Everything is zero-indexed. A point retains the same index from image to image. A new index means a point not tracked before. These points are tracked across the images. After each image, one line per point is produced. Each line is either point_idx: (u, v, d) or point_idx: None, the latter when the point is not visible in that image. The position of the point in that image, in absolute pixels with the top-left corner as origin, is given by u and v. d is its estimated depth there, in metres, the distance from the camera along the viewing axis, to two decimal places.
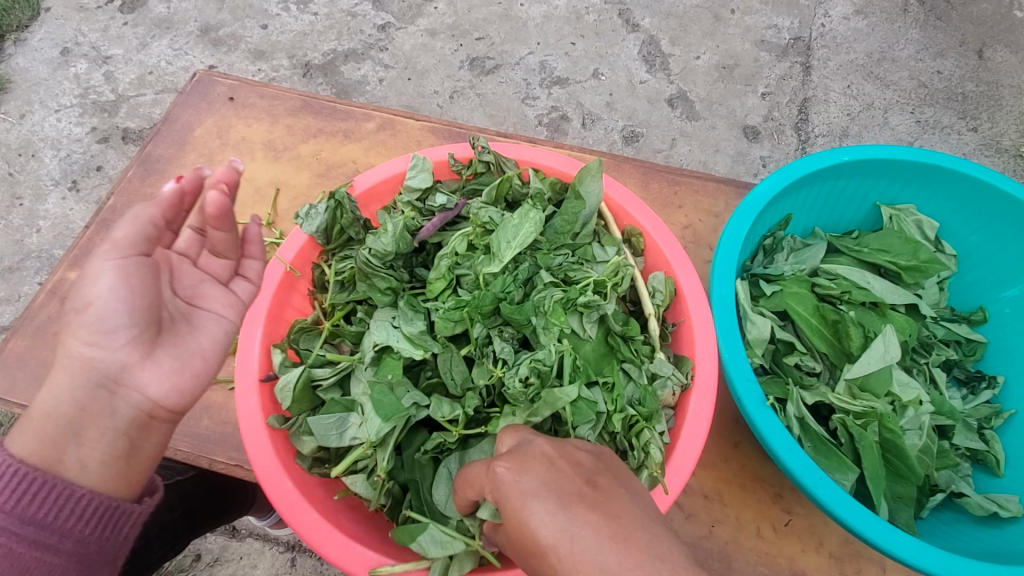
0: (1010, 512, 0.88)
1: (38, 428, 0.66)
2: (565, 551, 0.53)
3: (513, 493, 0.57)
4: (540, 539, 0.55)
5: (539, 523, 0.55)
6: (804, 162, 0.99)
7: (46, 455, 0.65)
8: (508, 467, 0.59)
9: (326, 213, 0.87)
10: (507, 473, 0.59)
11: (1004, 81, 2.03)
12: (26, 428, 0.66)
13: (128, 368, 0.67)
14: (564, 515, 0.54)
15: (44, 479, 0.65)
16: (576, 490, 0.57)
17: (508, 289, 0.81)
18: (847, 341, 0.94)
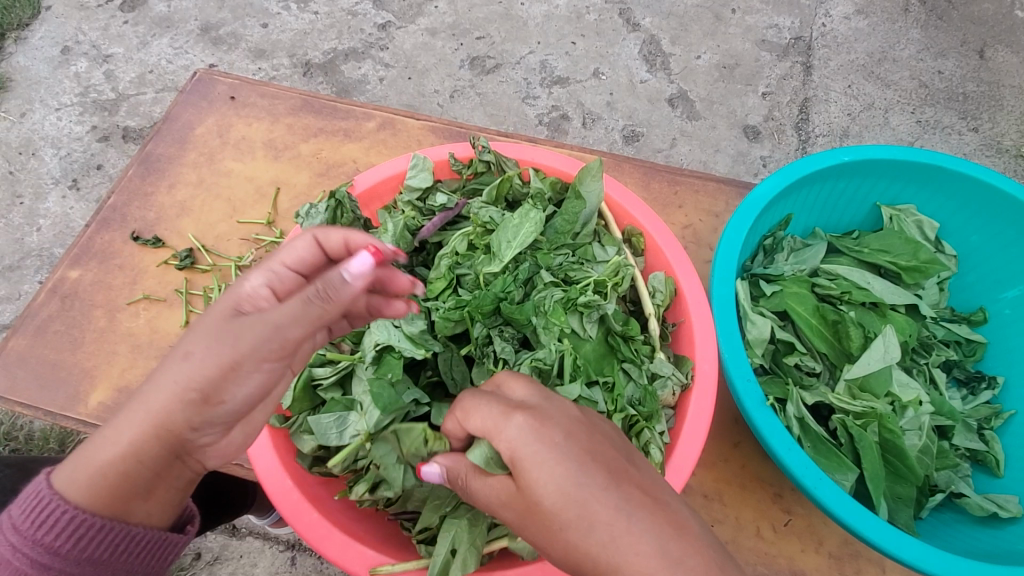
0: (1010, 513, 0.88)
1: (96, 468, 0.60)
2: (621, 529, 0.52)
3: (558, 461, 0.55)
4: (591, 513, 0.53)
5: (592, 496, 0.54)
6: (805, 162, 0.99)
7: (106, 498, 0.60)
8: (548, 429, 0.57)
9: (326, 212, 0.88)
10: (546, 436, 0.57)
11: (1005, 81, 2.02)
12: (81, 471, 0.60)
13: (208, 447, 0.63)
14: (619, 493, 0.54)
15: (101, 524, 0.60)
16: (624, 470, 0.56)
17: (508, 289, 0.81)
18: (847, 341, 0.94)
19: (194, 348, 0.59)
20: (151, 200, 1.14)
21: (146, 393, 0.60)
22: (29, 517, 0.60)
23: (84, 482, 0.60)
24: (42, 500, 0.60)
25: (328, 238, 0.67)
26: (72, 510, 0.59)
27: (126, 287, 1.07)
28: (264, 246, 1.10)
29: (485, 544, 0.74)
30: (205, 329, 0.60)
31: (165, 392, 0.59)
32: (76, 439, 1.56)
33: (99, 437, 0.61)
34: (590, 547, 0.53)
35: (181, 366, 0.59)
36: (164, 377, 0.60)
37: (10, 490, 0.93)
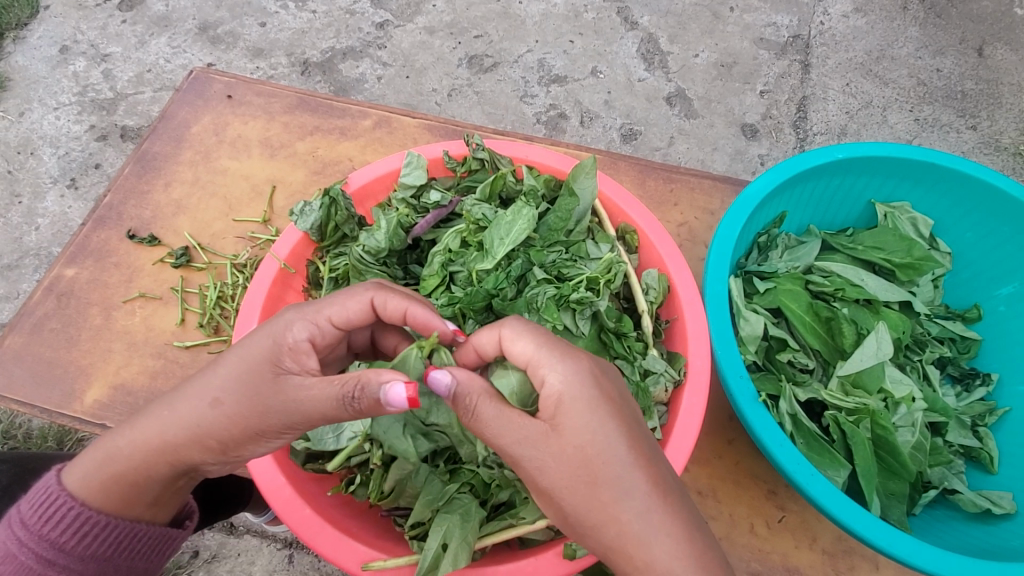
0: (1003, 509, 0.88)
1: (105, 473, 0.67)
2: (655, 504, 0.56)
3: (608, 424, 0.58)
4: (631, 479, 0.57)
5: (636, 465, 0.57)
6: (799, 159, 0.99)
7: (110, 499, 0.67)
8: (609, 387, 0.61)
9: (320, 209, 0.88)
10: (606, 392, 0.60)
11: (1004, 79, 2.02)
12: (88, 474, 0.68)
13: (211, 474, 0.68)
14: (652, 471, 0.58)
15: (105, 521, 0.68)
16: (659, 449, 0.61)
17: (501, 285, 0.81)
18: (840, 338, 0.95)
19: (223, 397, 0.62)
20: (148, 198, 1.14)
21: (167, 416, 0.64)
22: (38, 512, 0.68)
23: (92, 483, 0.67)
24: (53, 496, 0.68)
25: (386, 305, 0.69)
26: (78, 506, 0.67)
27: (122, 285, 1.07)
28: (259, 244, 1.10)
29: (477, 540, 0.73)
30: (242, 374, 0.63)
31: (184, 424, 0.63)
32: (74, 437, 1.57)
33: (111, 446, 0.67)
34: (619, 509, 0.56)
35: (204, 408, 0.63)
36: (184, 404, 0.64)
37: (5, 487, 0.93)
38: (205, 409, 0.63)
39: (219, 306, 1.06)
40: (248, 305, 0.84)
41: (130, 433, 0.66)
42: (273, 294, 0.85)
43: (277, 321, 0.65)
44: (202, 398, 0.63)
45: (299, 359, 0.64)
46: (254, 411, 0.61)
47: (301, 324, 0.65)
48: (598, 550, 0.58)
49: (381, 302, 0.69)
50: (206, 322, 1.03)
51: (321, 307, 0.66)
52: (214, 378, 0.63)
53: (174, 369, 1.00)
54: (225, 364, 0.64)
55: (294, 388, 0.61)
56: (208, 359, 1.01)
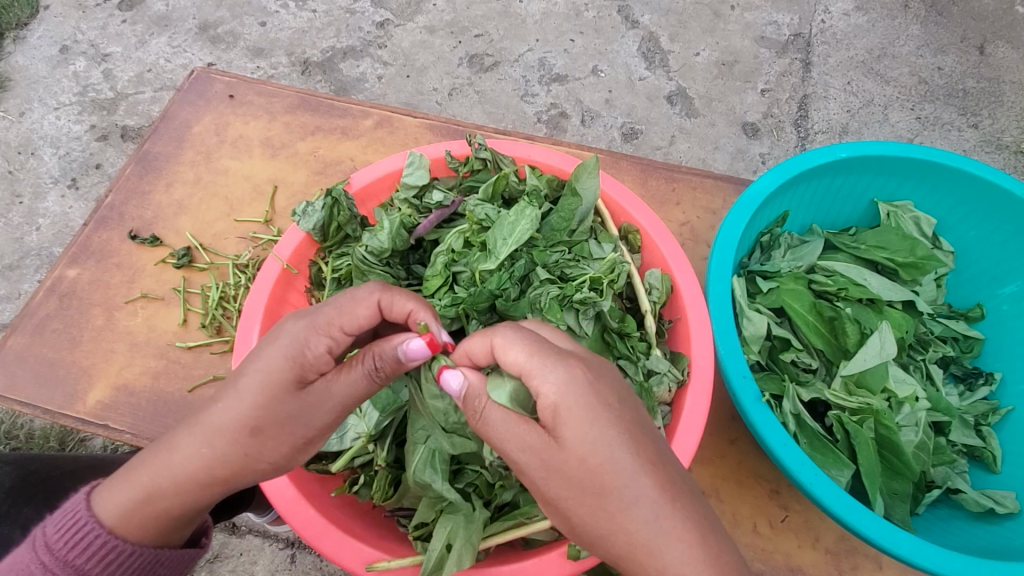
0: (1007, 508, 0.88)
1: (137, 507, 0.66)
2: (664, 511, 0.55)
3: (610, 432, 0.57)
4: (636, 488, 0.56)
5: (641, 472, 0.56)
6: (802, 158, 0.99)
7: (141, 530, 0.67)
8: (609, 395, 0.59)
9: (323, 210, 0.88)
10: (604, 402, 0.59)
11: (1006, 77, 2.02)
12: (115, 502, 0.67)
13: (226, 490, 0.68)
14: (662, 474, 0.57)
15: (132, 549, 0.67)
16: (667, 453, 0.60)
17: (504, 286, 0.81)
18: (844, 337, 0.94)
19: (263, 423, 0.63)
20: (149, 198, 1.14)
21: (207, 452, 0.64)
22: (64, 537, 0.67)
23: (120, 514, 0.66)
24: (79, 520, 0.68)
25: (393, 305, 0.67)
26: (104, 532, 0.67)
27: (124, 286, 1.07)
28: (262, 245, 1.10)
29: (481, 541, 0.73)
30: (274, 398, 0.63)
31: (225, 455, 0.64)
32: (76, 437, 1.57)
33: (145, 484, 0.66)
34: (626, 518, 0.55)
35: (243, 436, 0.63)
36: (219, 434, 0.64)
37: (9, 488, 0.93)
38: (245, 439, 0.63)
39: (222, 306, 1.06)
40: (252, 305, 0.84)
41: (163, 469, 0.66)
42: (276, 292, 0.85)
43: (290, 338, 0.64)
44: (239, 429, 0.63)
45: (319, 367, 0.65)
46: (295, 423, 0.64)
47: (316, 337, 0.64)
48: (609, 560, 0.58)
49: (387, 303, 0.67)
50: (209, 322, 1.03)
51: (323, 309, 0.65)
52: (247, 404, 0.63)
53: (176, 369, 1.00)
54: (249, 391, 0.63)
55: (323, 389, 0.64)
56: (210, 359, 1.01)
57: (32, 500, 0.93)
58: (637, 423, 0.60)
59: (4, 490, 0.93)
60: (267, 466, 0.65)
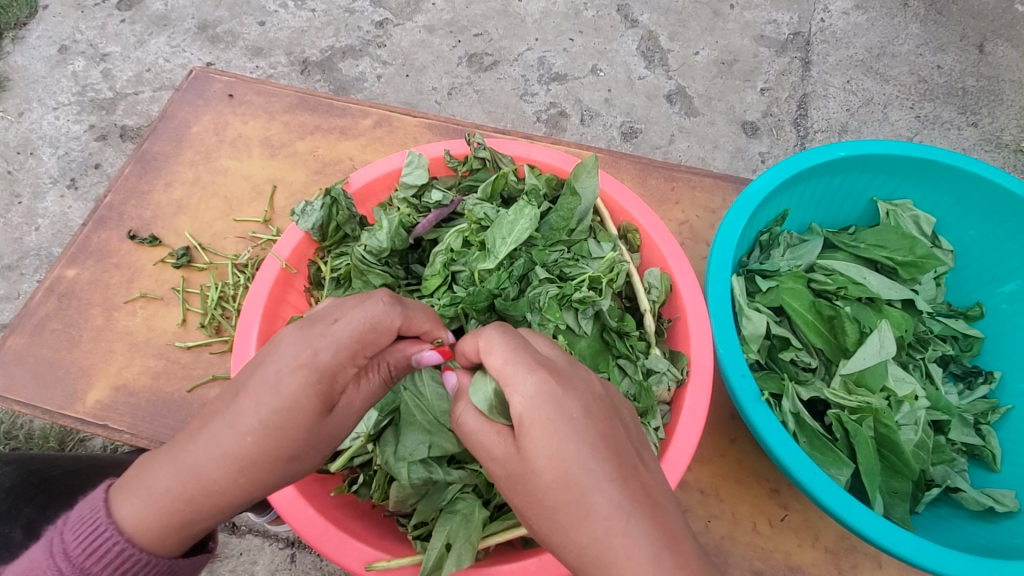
0: (1007, 507, 0.88)
1: (162, 522, 0.62)
2: (614, 529, 0.52)
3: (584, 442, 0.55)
4: (590, 505, 0.53)
5: (597, 488, 0.53)
6: (802, 156, 0.99)
7: (166, 544, 0.63)
8: (569, 408, 0.56)
9: (322, 209, 0.88)
10: (562, 416, 0.56)
11: (1005, 75, 2.02)
12: (136, 511, 0.62)
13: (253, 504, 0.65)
14: (631, 488, 0.54)
15: (149, 560, 0.63)
16: (632, 471, 0.55)
17: (503, 285, 0.82)
18: (843, 336, 0.95)
19: (298, 450, 0.62)
20: (148, 198, 1.14)
21: (245, 481, 0.61)
22: (82, 544, 0.63)
23: (141, 525, 0.62)
24: (97, 526, 0.63)
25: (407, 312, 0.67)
26: (124, 542, 0.63)
27: (123, 286, 1.07)
28: (261, 244, 1.10)
29: (482, 540, 0.73)
30: (311, 425, 0.61)
31: (263, 478, 0.62)
32: (75, 437, 1.57)
33: (170, 502, 0.61)
34: (581, 532, 0.53)
35: (280, 463, 0.62)
36: (258, 461, 0.60)
37: (9, 487, 0.92)
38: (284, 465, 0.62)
39: (221, 306, 1.06)
40: (251, 305, 0.84)
41: (191, 490, 0.61)
42: (275, 292, 0.85)
43: (317, 372, 0.60)
44: (277, 458, 0.61)
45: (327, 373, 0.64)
46: (329, 440, 0.65)
47: (345, 370, 0.62)
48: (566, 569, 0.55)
49: (406, 325, 0.65)
50: (208, 322, 1.03)
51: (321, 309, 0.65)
52: (287, 435, 0.60)
53: (176, 369, 1.00)
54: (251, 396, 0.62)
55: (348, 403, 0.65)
56: (210, 359, 1.01)
57: (32, 500, 0.93)
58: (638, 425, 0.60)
59: (4, 489, 0.92)
60: None
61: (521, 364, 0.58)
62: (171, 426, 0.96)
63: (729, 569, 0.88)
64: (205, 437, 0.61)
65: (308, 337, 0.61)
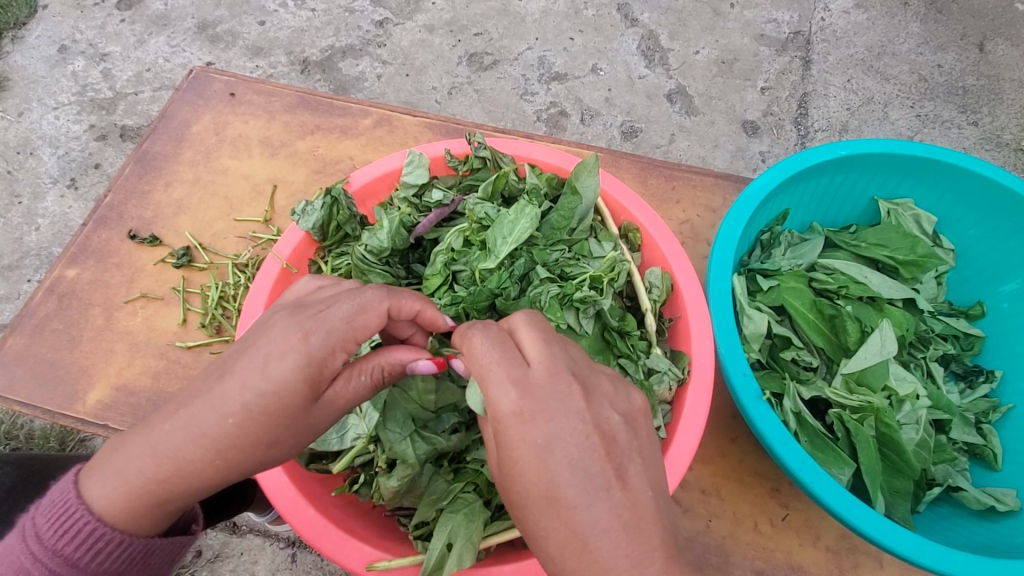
0: (1008, 506, 0.88)
1: (134, 500, 0.62)
2: (579, 545, 0.54)
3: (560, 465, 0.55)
4: (551, 526, 0.55)
5: (560, 511, 0.55)
6: (802, 155, 0.99)
7: (139, 522, 0.63)
8: (537, 431, 0.56)
9: (322, 209, 0.88)
10: (530, 439, 0.56)
11: (1006, 74, 2.01)
12: (107, 492, 0.62)
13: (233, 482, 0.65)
14: (607, 505, 0.55)
15: (122, 539, 0.63)
16: (601, 492, 0.55)
17: (504, 285, 0.81)
18: (844, 336, 0.95)
19: (279, 438, 0.62)
20: (148, 197, 1.14)
21: (222, 464, 0.61)
22: (53, 526, 0.63)
23: (113, 505, 0.62)
24: (69, 507, 0.63)
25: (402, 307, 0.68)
26: (96, 521, 0.63)
27: (123, 286, 1.07)
28: (261, 244, 1.10)
29: (482, 540, 0.73)
30: (290, 413, 0.61)
31: (238, 459, 0.62)
32: (76, 437, 1.57)
33: (143, 480, 0.61)
34: (548, 545, 0.56)
35: (260, 448, 0.62)
36: (236, 443, 0.61)
37: (9, 487, 0.93)
38: (263, 451, 0.62)
39: (221, 306, 1.06)
40: (251, 305, 0.83)
41: (164, 470, 0.61)
42: (276, 293, 0.85)
43: (306, 357, 0.61)
44: (256, 445, 0.61)
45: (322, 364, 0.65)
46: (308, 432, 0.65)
47: (333, 354, 0.62)
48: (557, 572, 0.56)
49: (395, 307, 0.67)
50: (208, 322, 1.03)
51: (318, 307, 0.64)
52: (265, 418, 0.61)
53: (176, 369, 1.00)
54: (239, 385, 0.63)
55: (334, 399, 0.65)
56: (210, 359, 1.01)
57: (32, 499, 0.93)
58: (627, 433, 0.59)
59: (4, 490, 0.93)
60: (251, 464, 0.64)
61: (495, 381, 0.58)
62: None
63: (730, 568, 0.88)
64: (183, 419, 0.61)
65: (300, 326, 0.62)
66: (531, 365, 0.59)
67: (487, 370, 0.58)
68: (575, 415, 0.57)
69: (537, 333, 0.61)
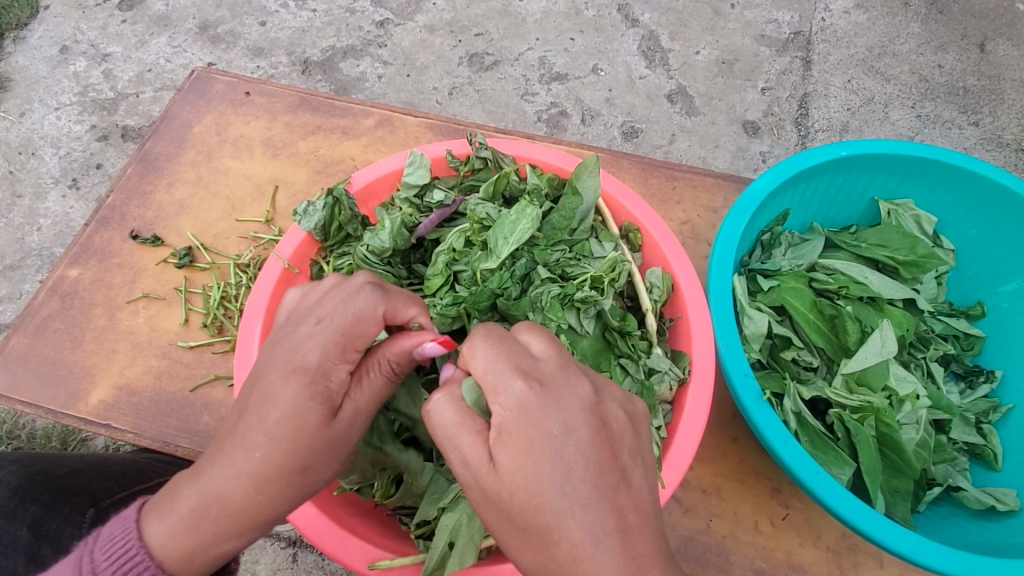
0: (1008, 506, 0.88)
1: (193, 551, 0.64)
2: (584, 552, 0.53)
3: (563, 461, 0.55)
4: (563, 529, 0.53)
5: (571, 512, 0.54)
6: (803, 156, 0.99)
7: (194, 568, 0.65)
8: (550, 422, 0.56)
9: (324, 209, 0.88)
10: (545, 431, 0.55)
11: (1006, 74, 2.01)
12: (164, 533, 0.63)
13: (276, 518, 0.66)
14: (611, 505, 0.54)
15: None
16: (604, 493, 0.55)
17: (505, 285, 0.82)
18: (844, 336, 0.95)
19: (309, 460, 0.63)
20: (149, 198, 1.14)
21: (264, 497, 0.62)
22: (111, 563, 0.64)
23: (169, 546, 0.63)
24: (128, 549, 0.64)
25: (397, 312, 0.67)
26: (156, 567, 0.63)
27: (125, 286, 1.07)
28: (263, 244, 1.10)
29: (484, 539, 0.73)
30: (314, 428, 0.62)
31: (281, 502, 0.63)
32: (77, 436, 1.58)
33: (204, 536, 0.63)
34: (557, 549, 0.54)
35: (295, 473, 0.63)
36: (279, 492, 0.63)
37: (15, 486, 0.93)
38: (294, 477, 0.63)
39: (223, 306, 1.06)
40: (252, 307, 0.84)
41: (220, 524, 0.63)
42: (278, 292, 0.85)
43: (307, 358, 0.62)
44: (288, 470, 0.62)
45: None
46: (337, 448, 0.64)
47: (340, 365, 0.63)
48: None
49: (391, 311, 0.67)
50: (210, 322, 1.03)
51: (347, 338, 0.64)
52: (298, 442, 0.62)
53: (179, 369, 1.00)
54: (263, 411, 0.62)
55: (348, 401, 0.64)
56: (212, 359, 1.01)
57: (39, 498, 0.93)
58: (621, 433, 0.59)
59: (10, 489, 0.93)
60: (281, 488, 0.63)
61: (505, 371, 0.58)
62: (175, 427, 0.96)
63: (731, 568, 0.88)
64: (226, 457, 0.62)
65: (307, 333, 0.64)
66: (540, 360, 0.60)
67: (492, 362, 0.58)
68: (582, 411, 0.57)
69: (542, 335, 0.63)
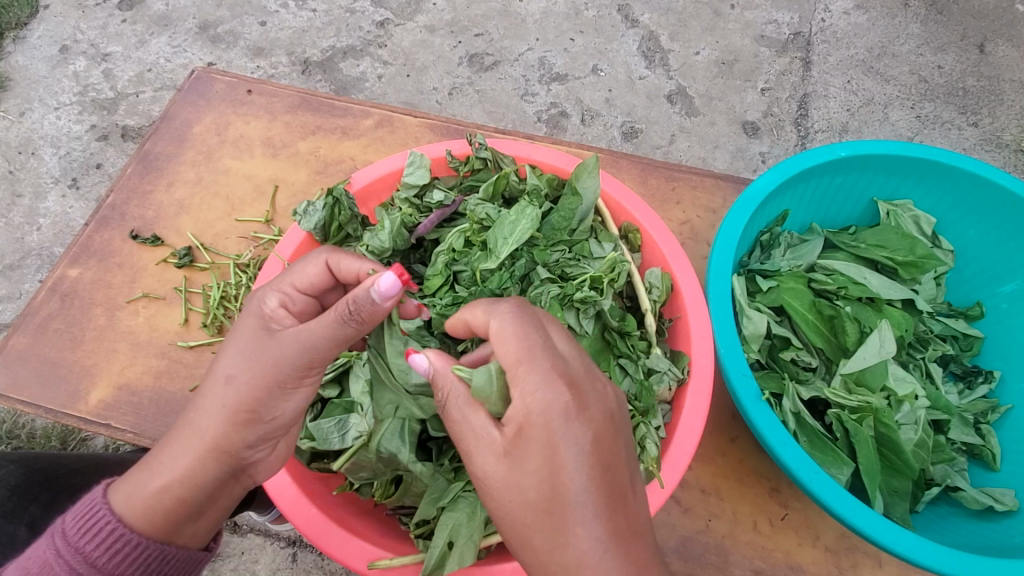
0: (1006, 506, 0.89)
1: (142, 489, 0.65)
2: (590, 559, 0.54)
3: (582, 467, 0.56)
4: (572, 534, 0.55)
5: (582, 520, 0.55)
6: (802, 156, 0.99)
7: (151, 520, 0.65)
8: (580, 433, 0.56)
9: (324, 209, 0.88)
10: (571, 434, 0.56)
11: (1005, 75, 2.02)
12: (127, 484, 0.67)
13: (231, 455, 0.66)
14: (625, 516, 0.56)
15: (139, 540, 0.65)
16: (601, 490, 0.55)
17: (505, 285, 0.82)
18: (844, 336, 0.95)
19: (235, 370, 0.66)
20: (149, 197, 1.14)
21: (195, 416, 0.67)
22: (78, 524, 0.65)
23: (127, 498, 0.65)
24: (93, 507, 0.66)
25: (340, 265, 0.72)
26: (114, 521, 0.65)
27: (125, 286, 1.07)
28: (263, 244, 1.11)
29: (482, 538, 0.73)
30: (254, 353, 0.67)
31: (208, 417, 0.66)
32: (77, 436, 1.58)
33: (149, 465, 0.66)
34: (564, 554, 0.55)
35: (221, 388, 0.66)
36: (210, 406, 0.66)
37: (13, 487, 0.92)
38: (222, 388, 0.66)
39: (223, 306, 1.06)
40: None
41: (165, 450, 0.67)
42: None
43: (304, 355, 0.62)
44: (218, 381, 0.67)
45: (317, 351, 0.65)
46: (269, 365, 0.66)
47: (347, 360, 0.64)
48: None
49: (335, 263, 0.72)
50: (210, 322, 1.03)
51: (284, 275, 0.72)
52: (233, 356, 0.67)
53: (179, 369, 1.00)
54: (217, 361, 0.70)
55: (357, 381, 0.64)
56: (212, 358, 1.01)
57: (37, 498, 0.93)
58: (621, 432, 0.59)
59: (8, 489, 0.91)
60: (213, 405, 0.66)
61: (541, 371, 0.57)
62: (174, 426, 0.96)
63: (730, 568, 0.88)
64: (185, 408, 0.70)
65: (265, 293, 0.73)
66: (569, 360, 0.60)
67: (528, 358, 0.58)
68: (605, 416, 0.58)
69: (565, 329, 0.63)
